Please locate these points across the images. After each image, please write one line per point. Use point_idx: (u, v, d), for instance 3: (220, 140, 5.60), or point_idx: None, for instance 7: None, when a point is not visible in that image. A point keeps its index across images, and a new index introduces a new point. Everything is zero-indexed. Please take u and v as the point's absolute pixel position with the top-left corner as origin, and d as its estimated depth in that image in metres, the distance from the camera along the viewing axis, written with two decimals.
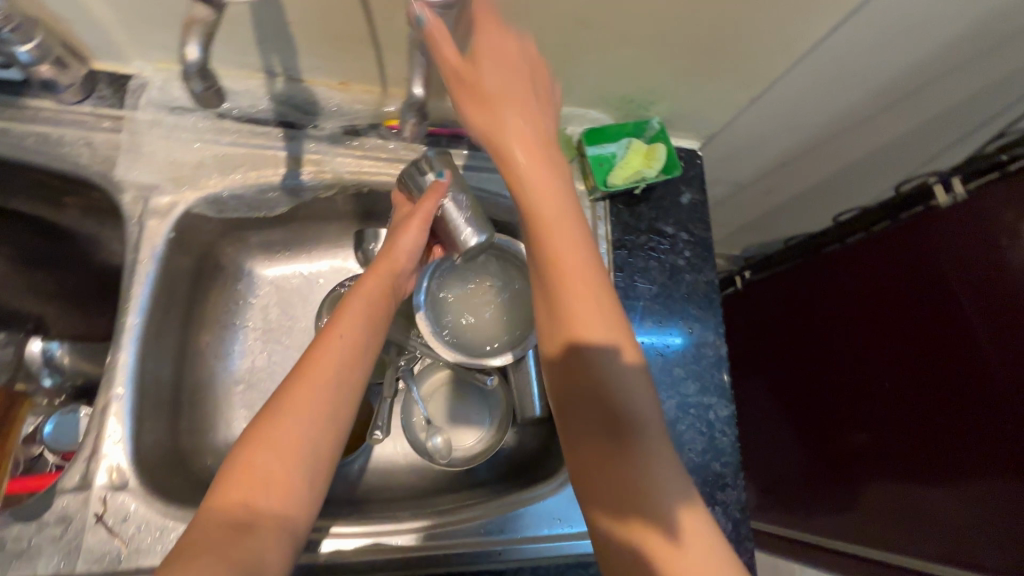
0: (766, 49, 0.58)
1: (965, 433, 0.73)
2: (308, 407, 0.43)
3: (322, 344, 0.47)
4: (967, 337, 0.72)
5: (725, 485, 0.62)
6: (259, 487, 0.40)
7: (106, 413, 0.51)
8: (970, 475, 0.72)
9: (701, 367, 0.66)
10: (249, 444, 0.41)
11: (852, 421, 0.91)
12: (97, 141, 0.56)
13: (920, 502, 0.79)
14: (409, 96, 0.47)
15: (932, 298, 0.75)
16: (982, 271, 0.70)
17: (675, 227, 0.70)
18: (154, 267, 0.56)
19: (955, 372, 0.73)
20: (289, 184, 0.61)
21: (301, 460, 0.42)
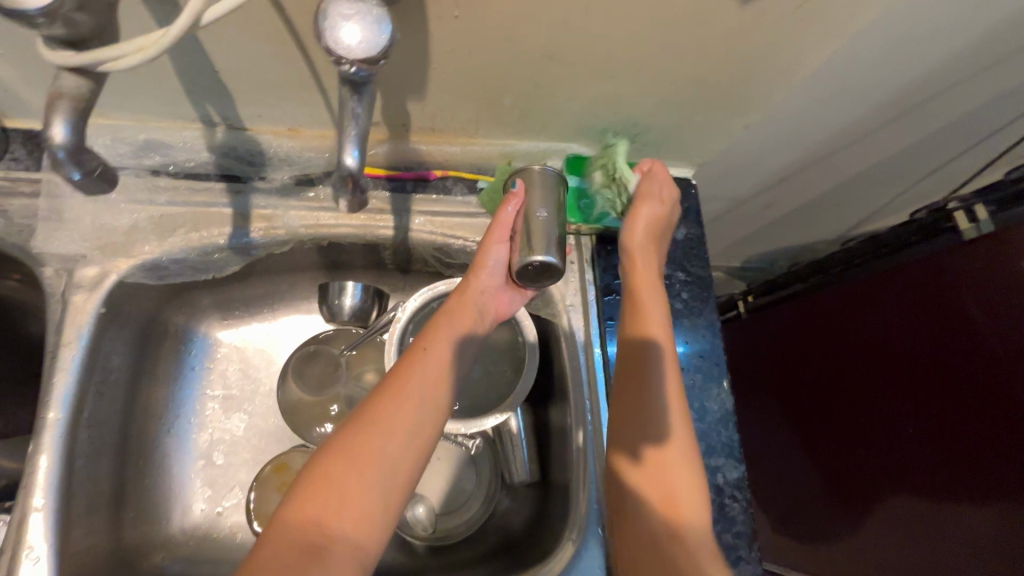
0: (762, 74, 0.52)
1: (983, 468, 0.66)
2: (392, 428, 0.43)
3: (410, 359, 0.47)
4: (984, 364, 0.65)
5: (738, 558, 0.56)
6: (336, 501, 0.40)
7: (24, 528, 0.44)
8: (993, 513, 0.66)
9: (706, 424, 0.59)
10: (330, 456, 0.42)
11: (860, 450, 0.84)
12: (12, 210, 0.50)
13: (936, 539, 0.73)
14: (342, 166, 0.38)
15: (946, 322, 0.69)
16: (993, 283, 0.64)
17: (669, 267, 0.64)
18: (81, 350, 0.49)
19: (973, 401, 0.67)
20: (237, 243, 0.55)
21: (379, 475, 0.42)
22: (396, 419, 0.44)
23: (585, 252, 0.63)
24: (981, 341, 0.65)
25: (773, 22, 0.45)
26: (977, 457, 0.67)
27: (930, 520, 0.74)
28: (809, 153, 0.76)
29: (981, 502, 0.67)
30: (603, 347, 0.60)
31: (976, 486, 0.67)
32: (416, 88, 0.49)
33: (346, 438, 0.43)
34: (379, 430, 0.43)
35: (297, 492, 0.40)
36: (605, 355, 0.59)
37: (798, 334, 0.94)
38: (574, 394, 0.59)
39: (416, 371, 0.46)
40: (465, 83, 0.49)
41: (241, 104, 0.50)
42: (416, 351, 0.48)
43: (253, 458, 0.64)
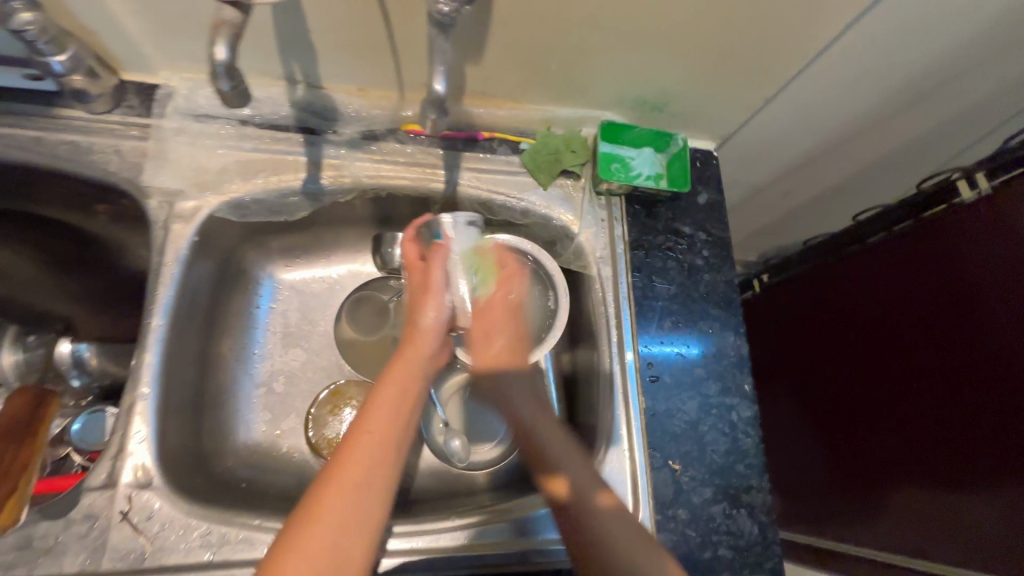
0: (782, 49, 0.58)
1: (988, 420, 0.71)
2: (343, 498, 0.44)
3: (353, 441, 0.48)
4: (989, 322, 0.70)
5: (750, 487, 0.61)
6: (312, 574, 0.40)
7: (131, 413, 0.52)
8: (999, 463, 0.70)
9: (723, 367, 0.65)
10: (285, 544, 0.41)
11: (863, 416, 0.88)
12: (125, 149, 0.58)
13: (945, 495, 0.76)
14: (432, 92, 0.45)
15: (953, 287, 0.74)
16: (1001, 251, 0.69)
17: (692, 228, 0.70)
18: (179, 269, 0.57)
19: (978, 359, 0.72)
20: (310, 188, 0.62)
21: (347, 542, 0.42)
22: (357, 487, 0.45)
23: (616, 211, 0.69)
24: (985, 301, 0.70)
25: None
26: (982, 410, 0.71)
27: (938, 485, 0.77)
28: (823, 134, 0.82)
29: (984, 452, 0.71)
30: (635, 349, 0.64)
31: (982, 446, 0.71)
32: (475, 51, 0.56)
33: (306, 511, 0.43)
34: (341, 504, 0.43)
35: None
36: (637, 356, 0.64)
37: (809, 311, 0.98)
38: (603, 336, 0.65)
39: (367, 437, 0.48)
40: (517, 49, 0.56)
41: (322, 64, 0.58)
42: (366, 424, 0.49)
43: (309, 390, 0.71)
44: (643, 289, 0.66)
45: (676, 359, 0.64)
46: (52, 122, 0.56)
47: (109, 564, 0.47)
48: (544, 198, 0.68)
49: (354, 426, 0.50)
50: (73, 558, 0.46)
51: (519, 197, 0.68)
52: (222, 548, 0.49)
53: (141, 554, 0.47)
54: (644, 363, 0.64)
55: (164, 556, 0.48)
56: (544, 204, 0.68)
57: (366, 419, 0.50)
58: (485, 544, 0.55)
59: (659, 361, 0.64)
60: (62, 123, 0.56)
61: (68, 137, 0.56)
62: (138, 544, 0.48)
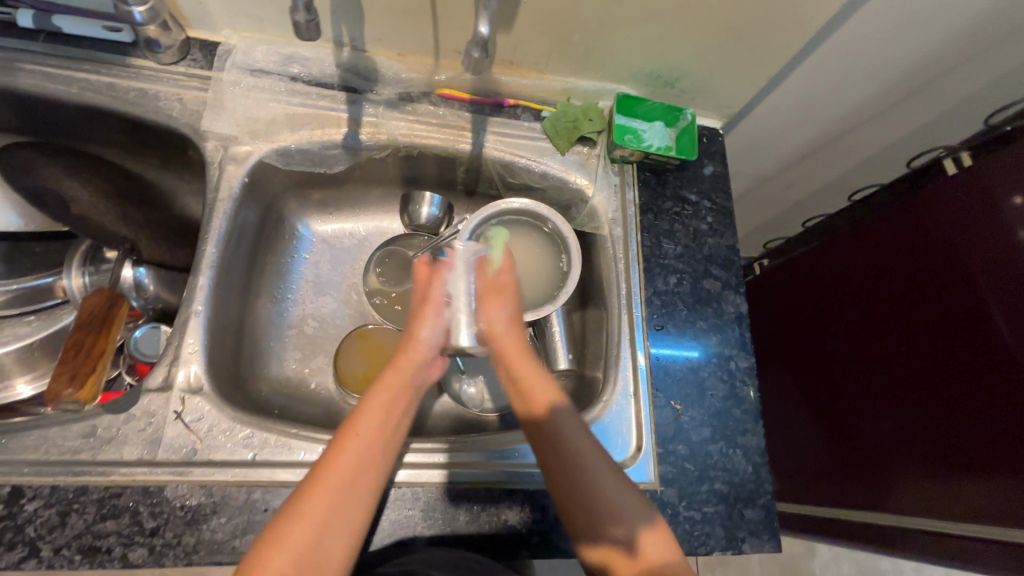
0: (784, 34, 0.64)
1: (963, 374, 0.73)
2: (321, 510, 0.45)
3: (341, 443, 0.50)
4: (966, 280, 0.73)
5: (745, 430, 0.66)
6: (292, 569, 0.43)
7: (185, 328, 0.58)
8: (973, 413, 0.71)
9: (723, 321, 0.70)
10: (269, 545, 0.44)
11: (849, 383, 0.90)
12: (187, 98, 0.64)
13: (917, 470, 0.78)
14: (476, 35, 0.50)
15: (932, 251, 0.77)
16: (982, 228, 0.71)
17: (698, 196, 0.76)
18: (231, 205, 0.63)
19: (954, 316, 0.74)
20: (350, 142, 0.68)
21: (328, 542, 0.45)
22: (340, 488, 0.47)
23: (628, 177, 0.75)
24: (962, 261, 0.74)
25: None
26: (956, 364, 0.73)
27: (912, 458, 0.79)
28: (822, 122, 0.88)
29: (957, 405, 0.73)
30: (646, 353, 0.67)
31: (956, 420, 0.73)
32: (506, 21, 0.63)
33: (290, 512, 0.45)
34: (323, 506, 0.46)
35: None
36: (647, 359, 0.67)
37: (802, 287, 1.02)
38: (613, 290, 0.70)
39: (354, 440, 0.50)
40: (544, 20, 0.63)
41: (368, 29, 0.64)
42: (354, 427, 0.51)
43: (337, 333, 0.76)
44: (651, 248, 0.72)
45: (681, 357, 0.68)
46: (125, 69, 0.63)
47: (164, 456, 0.52)
48: (562, 163, 0.74)
49: (344, 429, 0.52)
50: (132, 448, 0.51)
51: (537, 161, 0.73)
52: (264, 450, 0.54)
53: (191, 449, 0.52)
54: (653, 366, 0.67)
55: (212, 452, 0.53)
56: (562, 169, 0.74)
57: (353, 422, 0.52)
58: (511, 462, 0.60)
59: (667, 369, 0.67)
60: (134, 72, 0.63)
61: (139, 84, 0.63)
62: (189, 441, 0.53)
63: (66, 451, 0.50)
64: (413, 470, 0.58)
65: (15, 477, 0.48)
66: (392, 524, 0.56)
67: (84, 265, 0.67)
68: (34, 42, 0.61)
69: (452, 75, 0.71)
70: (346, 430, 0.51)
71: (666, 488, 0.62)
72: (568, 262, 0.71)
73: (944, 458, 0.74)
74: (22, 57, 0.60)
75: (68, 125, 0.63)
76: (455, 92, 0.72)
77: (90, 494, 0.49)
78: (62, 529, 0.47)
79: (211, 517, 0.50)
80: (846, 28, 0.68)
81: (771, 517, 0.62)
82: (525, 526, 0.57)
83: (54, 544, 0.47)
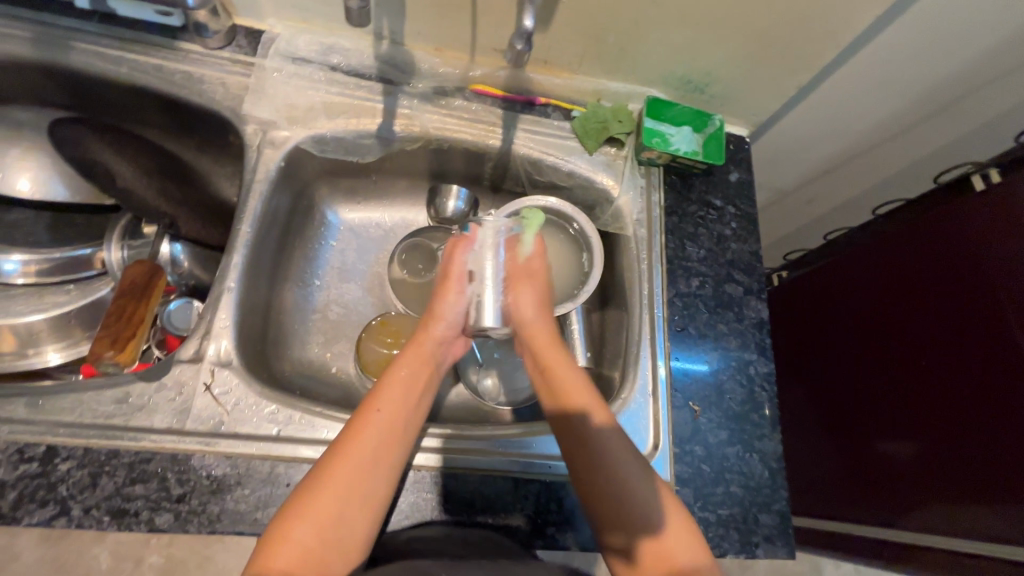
0: (817, 45, 0.65)
1: (981, 392, 0.72)
2: (344, 480, 0.46)
3: (363, 417, 0.51)
4: (989, 297, 0.72)
5: (763, 435, 0.65)
6: (314, 540, 0.43)
7: (217, 303, 0.59)
8: (989, 431, 0.70)
9: (744, 326, 0.70)
10: (289, 513, 0.44)
11: (865, 397, 0.90)
12: (230, 82, 0.66)
13: (930, 487, 0.77)
14: (520, 28, 0.52)
15: (956, 266, 0.77)
16: (1002, 244, 0.71)
17: (723, 202, 0.76)
18: (267, 186, 0.65)
19: (975, 333, 0.73)
20: (383, 133, 0.70)
21: (347, 518, 0.45)
22: (359, 465, 0.47)
23: (654, 179, 0.76)
24: (985, 277, 0.73)
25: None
26: (975, 382, 0.73)
27: (925, 475, 0.78)
28: (849, 136, 0.88)
29: (973, 422, 0.72)
30: (666, 358, 0.67)
31: (970, 436, 0.73)
32: (543, 20, 0.64)
33: (312, 486, 0.46)
34: (348, 473, 0.47)
35: (263, 545, 0.43)
36: (667, 369, 0.67)
37: (821, 299, 1.01)
38: (635, 292, 0.71)
39: (372, 416, 0.51)
40: (580, 20, 0.64)
41: (408, 23, 0.66)
42: (374, 403, 0.52)
43: (359, 321, 0.77)
44: (675, 250, 0.72)
45: (701, 359, 0.68)
46: (173, 52, 0.65)
47: (192, 426, 0.53)
48: (589, 163, 0.75)
49: (364, 405, 0.52)
50: (162, 416, 0.52)
51: (565, 159, 0.74)
52: (288, 426, 0.55)
53: (218, 421, 0.53)
54: (673, 376, 0.67)
55: (238, 425, 0.54)
56: (589, 168, 0.75)
57: (374, 399, 0.53)
58: (527, 452, 0.61)
59: (686, 380, 0.67)
60: (181, 54, 0.65)
61: (185, 66, 0.65)
62: (216, 413, 0.54)
63: (100, 415, 0.51)
64: (428, 454, 0.59)
65: (50, 437, 0.50)
66: (409, 506, 0.56)
67: (123, 239, 0.69)
68: (88, 22, 0.63)
69: (486, 72, 0.73)
70: (365, 408, 0.51)
71: (681, 488, 0.62)
72: (590, 261, 0.72)
73: (959, 475, 0.73)
74: (76, 35, 0.62)
75: (114, 103, 0.65)
76: (488, 88, 0.73)
77: (122, 458, 0.50)
78: (92, 490, 0.49)
79: (234, 488, 0.51)
80: (879, 41, 0.69)
81: (785, 524, 0.62)
82: (539, 516, 0.58)
83: (84, 505, 0.48)
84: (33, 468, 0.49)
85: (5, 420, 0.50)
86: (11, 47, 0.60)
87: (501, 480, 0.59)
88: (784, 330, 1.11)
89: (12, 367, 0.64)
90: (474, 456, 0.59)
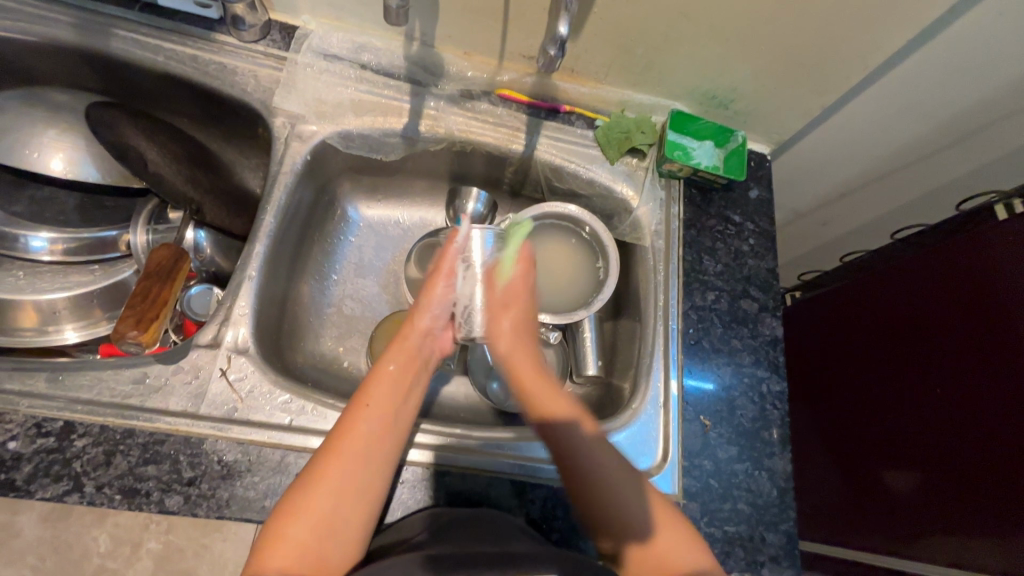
0: (843, 68, 0.65)
1: (992, 420, 0.71)
2: (333, 478, 0.46)
3: (353, 415, 0.50)
4: (1004, 329, 0.71)
5: (772, 453, 0.65)
6: (311, 536, 0.43)
7: (237, 289, 0.60)
8: (995, 459, 0.69)
9: (757, 342, 0.70)
10: (283, 516, 0.44)
11: (872, 421, 0.89)
12: (262, 75, 0.67)
13: (939, 514, 0.76)
14: (554, 34, 0.53)
15: (972, 294, 0.76)
16: (1017, 270, 0.70)
17: (742, 217, 0.76)
18: (292, 178, 0.66)
19: (987, 363, 0.72)
20: (409, 132, 0.71)
21: (342, 512, 0.45)
22: (351, 459, 0.47)
23: (674, 192, 0.76)
24: (1002, 309, 0.72)
25: (859, 18, 0.58)
26: (986, 413, 0.71)
27: (935, 502, 0.76)
28: (870, 159, 0.88)
29: (981, 454, 0.71)
30: (678, 370, 0.67)
31: (980, 464, 0.71)
32: (573, 30, 0.65)
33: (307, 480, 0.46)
34: (339, 474, 0.46)
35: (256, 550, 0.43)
36: (679, 385, 0.66)
37: (833, 321, 1.00)
38: (649, 302, 0.71)
39: (363, 409, 0.50)
40: (609, 31, 0.65)
41: (439, 26, 0.67)
42: (365, 398, 0.51)
43: (373, 317, 0.77)
44: (692, 263, 0.72)
45: (713, 374, 0.68)
46: (209, 43, 0.66)
47: (206, 410, 0.53)
48: (610, 172, 0.75)
49: (355, 400, 0.52)
50: (177, 399, 0.53)
51: (587, 167, 0.75)
52: (300, 416, 0.55)
53: (232, 407, 0.54)
54: (685, 389, 0.66)
55: (252, 412, 0.54)
56: (609, 177, 0.75)
57: (365, 393, 0.52)
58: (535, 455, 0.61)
59: (699, 394, 0.66)
60: (216, 46, 0.66)
61: (219, 58, 0.66)
62: (231, 399, 0.54)
63: (117, 395, 0.52)
64: (435, 451, 0.59)
65: (68, 412, 0.50)
66: (417, 503, 0.56)
67: (149, 224, 0.70)
68: (129, 10, 0.64)
69: (513, 77, 0.74)
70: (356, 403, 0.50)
71: (689, 501, 0.61)
72: (605, 269, 0.72)
73: (969, 503, 0.72)
74: (117, 23, 0.63)
75: (149, 91, 0.67)
76: (513, 94, 0.74)
77: (136, 438, 0.50)
78: (106, 467, 0.49)
79: (245, 474, 0.51)
80: (905, 66, 0.69)
81: (792, 545, 0.61)
82: (546, 521, 0.58)
83: (97, 482, 0.48)
84: (49, 442, 0.49)
85: (26, 394, 0.51)
86: (53, 31, 0.61)
87: (508, 482, 0.59)
88: (796, 352, 1.10)
89: (31, 344, 0.65)
90: (483, 456, 0.59)
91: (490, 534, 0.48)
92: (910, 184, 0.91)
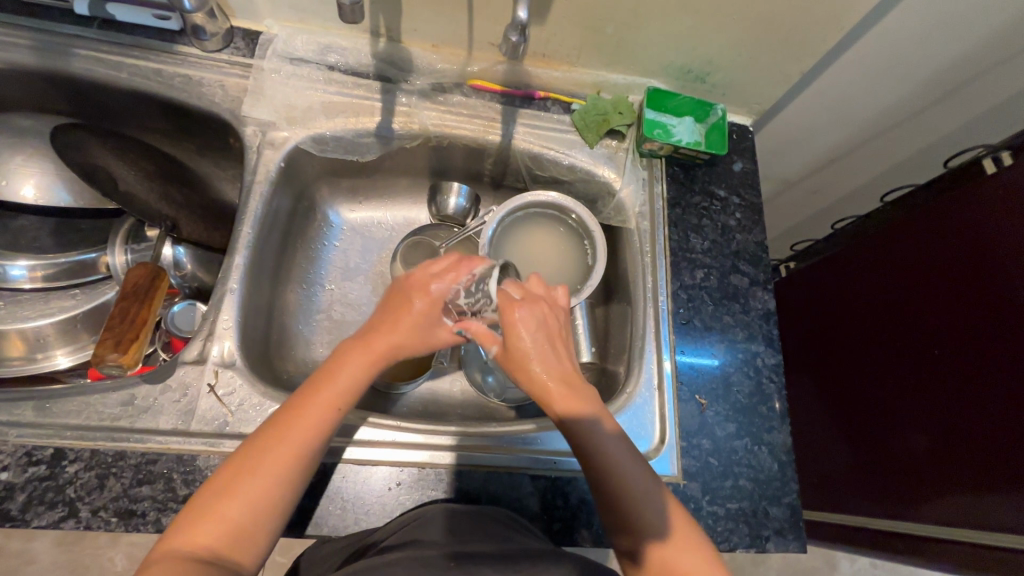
0: (818, 31, 0.64)
1: (990, 372, 0.70)
2: (273, 468, 0.43)
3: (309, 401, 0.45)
4: (1002, 286, 0.70)
5: (771, 427, 0.64)
6: (251, 517, 0.41)
7: (220, 303, 0.60)
8: (997, 412, 0.69)
9: (749, 317, 0.69)
10: (220, 492, 0.41)
11: (872, 386, 0.88)
12: (229, 84, 0.66)
13: (945, 472, 0.75)
14: (515, 19, 0.53)
15: (962, 251, 0.75)
16: (1003, 222, 0.70)
17: (727, 192, 0.75)
18: (268, 186, 0.65)
19: (987, 322, 0.71)
20: (382, 131, 0.70)
21: (276, 501, 0.42)
22: (295, 454, 0.43)
23: (656, 171, 0.75)
24: (999, 265, 0.70)
25: None
26: (986, 371, 0.71)
27: (940, 460, 0.75)
28: (854, 124, 0.86)
29: (984, 408, 0.71)
30: (672, 356, 0.66)
31: (982, 418, 0.71)
32: (539, 14, 0.64)
33: (238, 464, 0.42)
34: (278, 462, 0.43)
35: (187, 519, 0.40)
36: (673, 364, 0.66)
37: (829, 289, 0.99)
38: (639, 284, 0.70)
39: (324, 407, 0.45)
40: (577, 12, 0.63)
41: (405, 21, 0.66)
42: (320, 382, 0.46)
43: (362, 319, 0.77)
44: (679, 242, 0.72)
45: (706, 356, 0.67)
46: (172, 55, 0.65)
47: (196, 426, 0.53)
48: (589, 156, 0.74)
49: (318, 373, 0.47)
50: (167, 417, 0.53)
51: (565, 153, 0.74)
52: None
53: (223, 422, 0.54)
54: (679, 370, 0.66)
55: (243, 426, 0.54)
56: (589, 161, 0.74)
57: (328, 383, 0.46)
58: (531, 449, 0.60)
59: (693, 372, 0.66)
60: (181, 58, 0.65)
61: (183, 70, 0.65)
62: (221, 414, 0.54)
63: (107, 418, 0.52)
64: (433, 451, 0.58)
65: (57, 440, 0.50)
66: (415, 503, 0.56)
67: (126, 243, 0.70)
68: (87, 28, 0.63)
69: (485, 66, 0.73)
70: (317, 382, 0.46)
71: (689, 482, 0.61)
72: (593, 252, 0.70)
73: (974, 458, 0.71)
74: (75, 42, 0.63)
75: (116, 108, 0.66)
76: (486, 84, 0.73)
77: (128, 459, 0.50)
78: (100, 491, 0.49)
79: None
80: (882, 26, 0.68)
81: (796, 517, 0.61)
82: (547, 512, 0.58)
83: (92, 506, 0.48)
84: (41, 470, 0.49)
85: (15, 424, 0.51)
86: (12, 56, 0.60)
87: (504, 477, 0.58)
88: (794, 324, 1.09)
89: (18, 372, 0.65)
90: (481, 453, 0.59)
91: (494, 530, 0.48)
92: (896, 143, 0.89)
